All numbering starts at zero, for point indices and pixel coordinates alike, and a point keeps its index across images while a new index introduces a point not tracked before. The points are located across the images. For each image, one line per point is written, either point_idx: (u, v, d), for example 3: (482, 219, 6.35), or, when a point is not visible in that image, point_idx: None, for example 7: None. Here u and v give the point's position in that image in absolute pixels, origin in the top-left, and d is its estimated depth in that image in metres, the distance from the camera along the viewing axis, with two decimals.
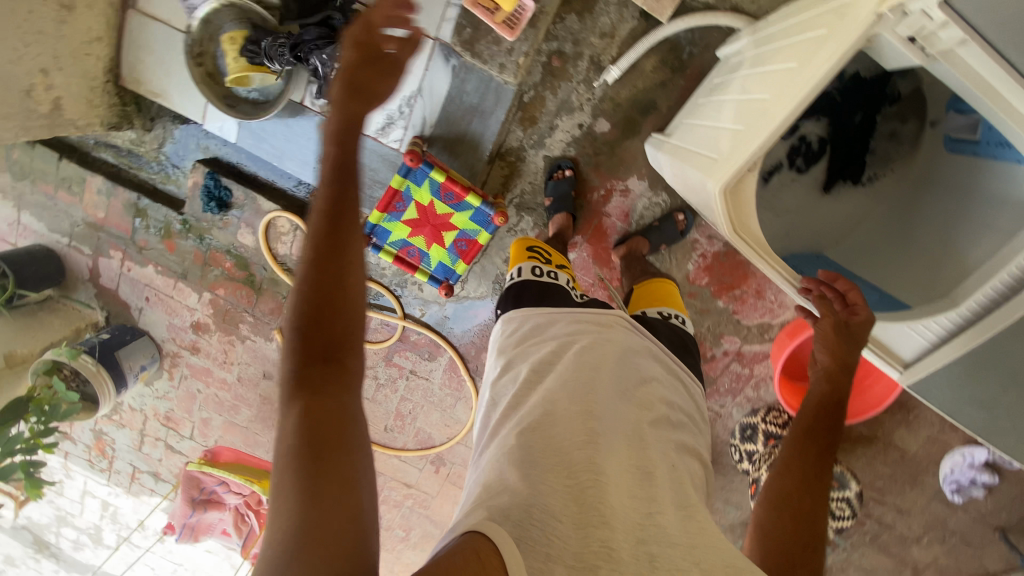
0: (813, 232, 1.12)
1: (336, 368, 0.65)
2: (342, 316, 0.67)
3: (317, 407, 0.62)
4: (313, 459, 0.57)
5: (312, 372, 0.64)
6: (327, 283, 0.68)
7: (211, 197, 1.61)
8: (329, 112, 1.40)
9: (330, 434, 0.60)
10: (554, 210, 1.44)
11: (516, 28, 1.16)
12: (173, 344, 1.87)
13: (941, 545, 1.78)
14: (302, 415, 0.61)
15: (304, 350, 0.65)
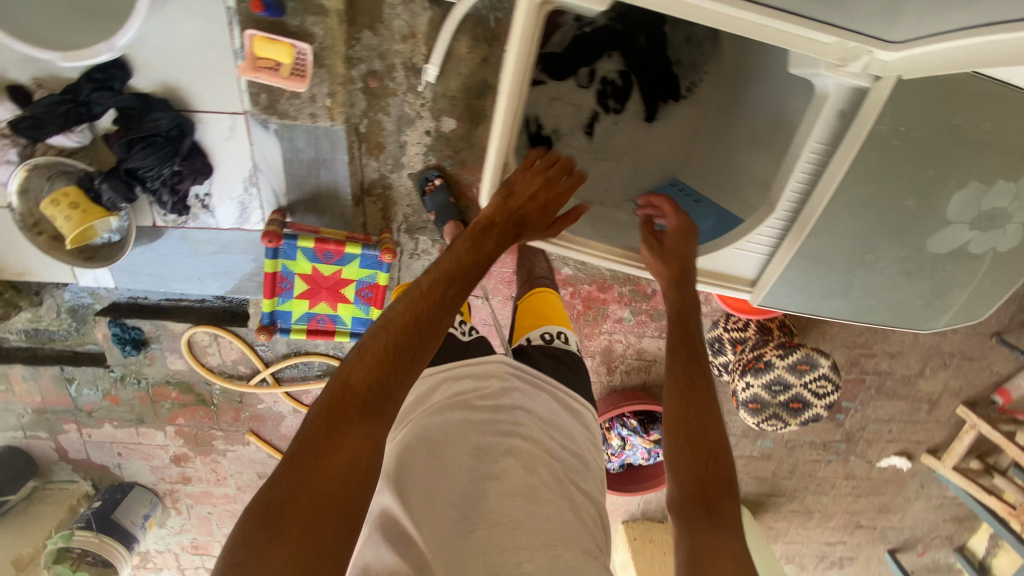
0: (653, 165, 1.17)
1: (380, 421, 0.67)
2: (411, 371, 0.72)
3: (331, 450, 0.62)
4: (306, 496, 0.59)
5: (357, 405, 0.66)
6: (422, 330, 0.74)
7: (125, 342, 1.57)
8: (185, 222, 1.36)
9: (342, 475, 0.61)
10: (441, 223, 1.39)
11: (306, 73, 1.11)
12: (165, 482, 1.87)
13: (944, 370, 1.79)
14: (316, 453, 0.62)
15: (370, 379, 0.68)
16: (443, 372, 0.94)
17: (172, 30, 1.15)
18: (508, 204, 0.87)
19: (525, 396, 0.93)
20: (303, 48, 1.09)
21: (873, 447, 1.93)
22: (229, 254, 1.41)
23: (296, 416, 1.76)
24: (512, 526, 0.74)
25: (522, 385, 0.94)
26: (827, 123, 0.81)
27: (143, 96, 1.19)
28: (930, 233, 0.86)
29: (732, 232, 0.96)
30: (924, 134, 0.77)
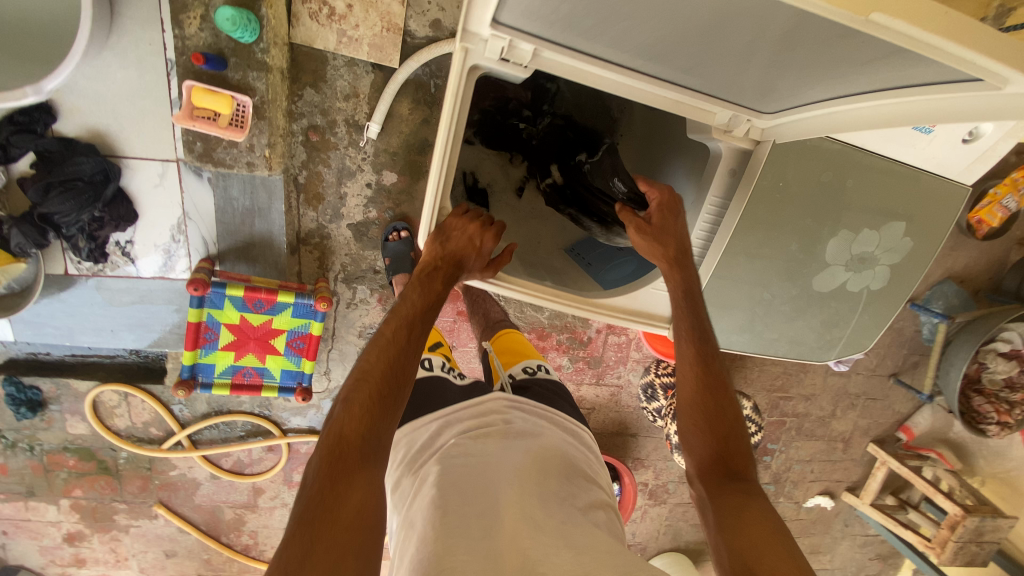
0: None
1: (372, 469, 0.63)
2: (389, 418, 0.69)
3: (336, 502, 0.59)
4: (334, 549, 0.55)
5: (355, 456, 0.63)
6: (394, 373, 0.72)
7: (19, 403, 1.40)
8: (102, 270, 1.28)
9: (359, 524, 0.58)
10: (391, 272, 1.39)
11: (245, 124, 1.11)
12: (55, 566, 1.63)
13: (854, 412, 1.94)
14: (327, 517, 0.57)
15: (354, 432, 0.65)
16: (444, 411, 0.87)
17: (104, 76, 1.13)
18: (447, 247, 0.85)
19: (527, 418, 0.86)
20: (243, 101, 1.09)
21: (799, 487, 2.02)
22: (149, 304, 1.33)
23: (214, 483, 1.61)
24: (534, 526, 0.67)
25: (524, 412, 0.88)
26: (718, 178, 0.87)
27: (67, 140, 1.14)
28: (812, 274, 0.91)
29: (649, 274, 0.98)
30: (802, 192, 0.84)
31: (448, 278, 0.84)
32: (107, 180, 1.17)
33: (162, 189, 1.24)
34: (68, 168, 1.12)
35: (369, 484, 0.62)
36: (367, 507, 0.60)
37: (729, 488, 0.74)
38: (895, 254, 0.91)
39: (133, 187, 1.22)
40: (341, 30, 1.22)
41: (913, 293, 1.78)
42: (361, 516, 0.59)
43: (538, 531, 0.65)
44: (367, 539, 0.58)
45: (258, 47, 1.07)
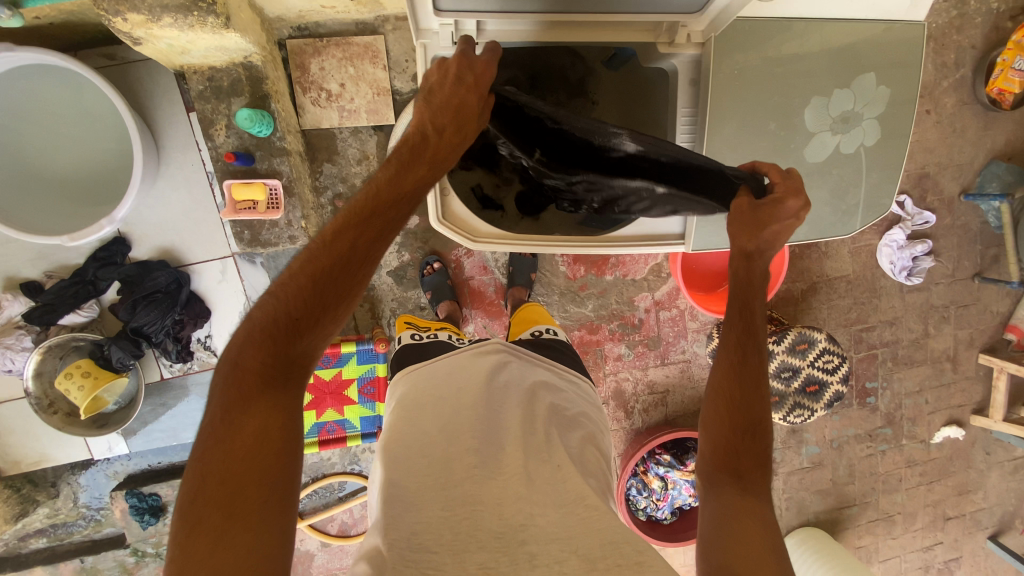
0: None
1: (285, 390, 0.65)
2: (313, 335, 0.67)
3: (236, 429, 0.61)
4: (236, 476, 0.59)
5: (266, 380, 0.64)
6: (330, 284, 0.68)
7: (143, 511, 1.55)
8: (190, 367, 1.45)
9: (268, 451, 0.61)
10: (435, 303, 1.49)
11: (279, 204, 1.27)
12: None
13: (949, 325, 1.80)
14: (228, 444, 0.61)
15: (264, 356, 0.64)
16: (441, 359, 0.99)
17: (161, 200, 1.34)
18: (434, 104, 0.76)
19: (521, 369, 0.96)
20: (274, 184, 1.26)
21: (919, 424, 1.85)
22: None
23: (325, 552, 1.68)
24: (524, 489, 0.75)
25: (518, 364, 0.97)
26: (683, 91, 0.97)
27: (142, 263, 1.34)
28: (802, 147, 0.96)
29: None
30: (776, 72, 0.92)
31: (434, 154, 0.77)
32: (179, 282, 1.35)
33: (226, 283, 1.41)
34: (145, 282, 1.31)
35: (281, 410, 0.64)
36: (275, 434, 0.62)
37: (733, 490, 0.76)
38: (878, 104, 0.96)
39: (200, 286, 1.40)
40: (341, 106, 1.40)
41: (964, 185, 1.70)
42: (272, 449, 0.62)
43: (529, 493, 0.73)
44: (271, 472, 0.61)
45: (275, 136, 1.25)
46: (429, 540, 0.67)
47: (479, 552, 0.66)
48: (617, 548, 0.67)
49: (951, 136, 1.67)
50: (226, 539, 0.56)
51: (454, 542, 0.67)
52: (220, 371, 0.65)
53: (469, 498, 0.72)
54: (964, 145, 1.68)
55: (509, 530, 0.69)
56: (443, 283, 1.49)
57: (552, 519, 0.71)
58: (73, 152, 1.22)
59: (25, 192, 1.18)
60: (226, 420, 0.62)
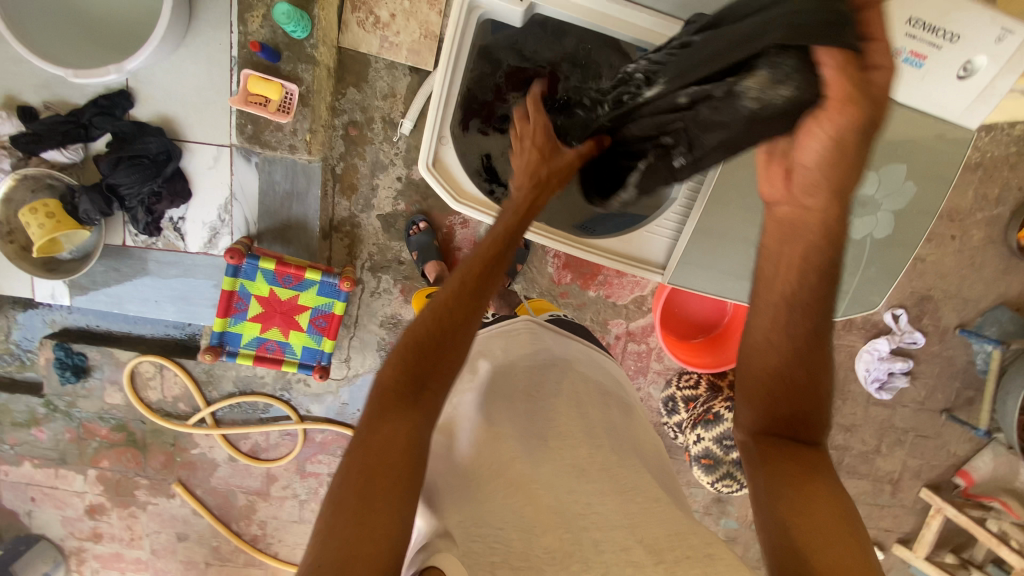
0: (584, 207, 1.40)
1: (422, 399, 0.68)
2: (455, 342, 0.72)
3: (375, 433, 0.65)
4: (372, 485, 0.61)
5: (402, 395, 0.68)
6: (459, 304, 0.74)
7: (64, 368, 1.52)
8: (154, 243, 1.41)
9: (394, 460, 0.63)
10: (421, 263, 1.45)
11: (290, 110, 1.25)
12: (75, 539, 1.70)
13: (902, 449, 1.78)
14: (370, 449, 0.64)
15: (399, 371, 0.70)
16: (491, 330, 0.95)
17: (177, 68, 1.30)
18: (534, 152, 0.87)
19: (559, 341, 0.96)
20: (291, 89, 1.23)
21: None
22: (191, 278, 1.45)
23: (230, 466, 1.65)
24: (575, 471, 0.70)
25: (548, 336, 0.95)
26: None
27: (139, 123, 1.29)
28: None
29: (642, 220, 1.03)
30: None
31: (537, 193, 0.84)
32: (171, 156, 1.31)
33: (220, 175, 1.38)
34: (137, 145, 1.27)
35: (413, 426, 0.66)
36: (404, 445, 0.64)
37: (788, 467, 0.70)
38: (896, 199, 0.97)
39: (190, 167, 1.36)
40: (384, 36, 1.36)
41: (963, 319, 1.68)
42: (401, 460, 0.63)
43: (579, 479, 0.69)
44: (400, 468, 0.63)
45: (308, 42, 1.22)
46: (484, 525, 0.62)
47: (543, 535, 0.60)
48: (682, 537, 0.61)
49: (967, 268, 1.65)
50: (365, 533, 0.57)
51: (520, 521, 0.62)
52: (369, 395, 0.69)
53: (532, 487, 0.66)
54: (977, 281, 1.66)
55: (570, 513, 0.64)
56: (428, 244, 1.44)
57: (613, 508, 0.65)
58: None
59: (54, 17, 1.14)
60: (366, 432, 0.65)
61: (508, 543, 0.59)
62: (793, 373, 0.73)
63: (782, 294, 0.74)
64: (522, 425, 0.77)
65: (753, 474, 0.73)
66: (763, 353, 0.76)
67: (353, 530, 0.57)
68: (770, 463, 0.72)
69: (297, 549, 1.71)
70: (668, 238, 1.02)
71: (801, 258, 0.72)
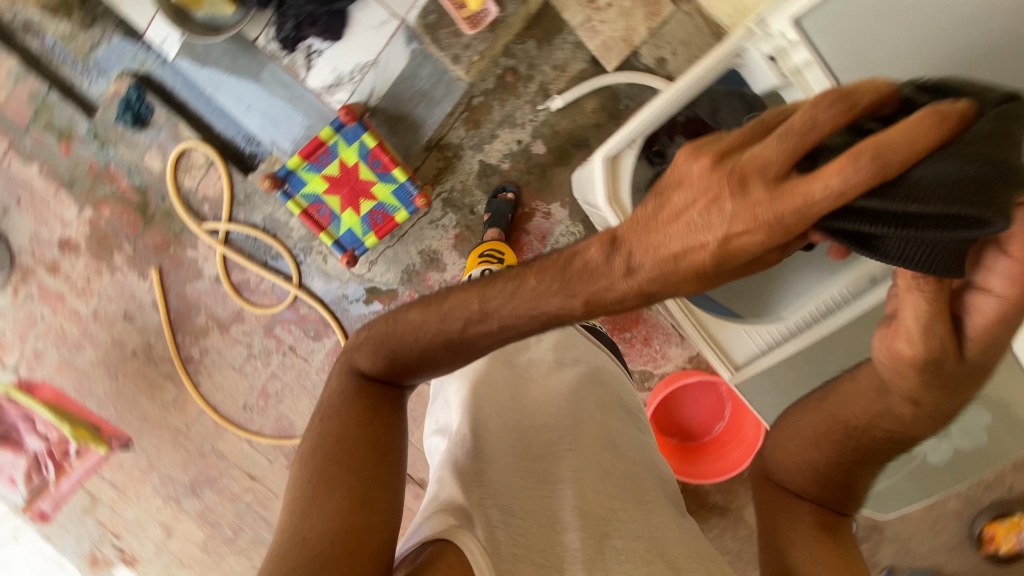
0: None
1: (386, 402, 0.77)
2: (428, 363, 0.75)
3: (352, 428, 0.73)
4: (350, 469, 0.70)
5: (375, 395, 0.77)
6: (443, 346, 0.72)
7: (127, 109, 1.52)
8: (280, 57, 1.40)
9: (367, 447, 0.72)
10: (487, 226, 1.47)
11: (477, 29, 1.29)
12: (31, 258, 1.66)
13: None
14: (344, 436, 0.73)
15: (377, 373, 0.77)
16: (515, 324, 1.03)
17: None
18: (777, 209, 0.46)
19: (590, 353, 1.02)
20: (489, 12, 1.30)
21: None
22: (290, 107, 1.44)
23: (211, 285, 1.64)
24: (603, 467, 0.79)
25: (582, 345, 1.02)
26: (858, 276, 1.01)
27: None
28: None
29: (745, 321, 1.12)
30: None
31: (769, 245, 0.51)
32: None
33: (375, 39, 1.37)
34: None
35: (383, 425, 0.75)
36: (375, 443, 0.73)
37: (815, 527, 0.76)
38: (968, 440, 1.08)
39: (354, 13, 1.35)
40: (589, 17, 1.38)
41: (893, 563, 1.72)
42: (382, 452, 0.73)
43: (602, 482, 0.76)
44: (375, 456, 0.72)
45: None
46: (505, 505, 0.69)
47: (565, 533, 0.67)
48: (701, 563, 0.71)
49: (926, 526, 1.69)
50: (359, 508, 0.67)
51: (541, 517, 0.69)
52: (360, 405, 0.75)
53: (557, 484, 0.74)
54: (927, 541, 1.69)
55: (596, 515, 0.71)
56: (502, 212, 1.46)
57: (633, 517, 0.73)
58: None
59: None
60: (346, 419, 0.74)
61: (526, 533, 0.66)
62: (831, 466, 0.75)
63: (843, 422, 0.74)
64: (539, 426, 0.84)
65: (758, 513, 0.83)
66: (806, 447, 0.78)
67: (350, 494, 0.68)
68: (776, 514, 0.80)
69: (218, 390, 1.70)
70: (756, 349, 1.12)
71: (880, 414, 0.70)
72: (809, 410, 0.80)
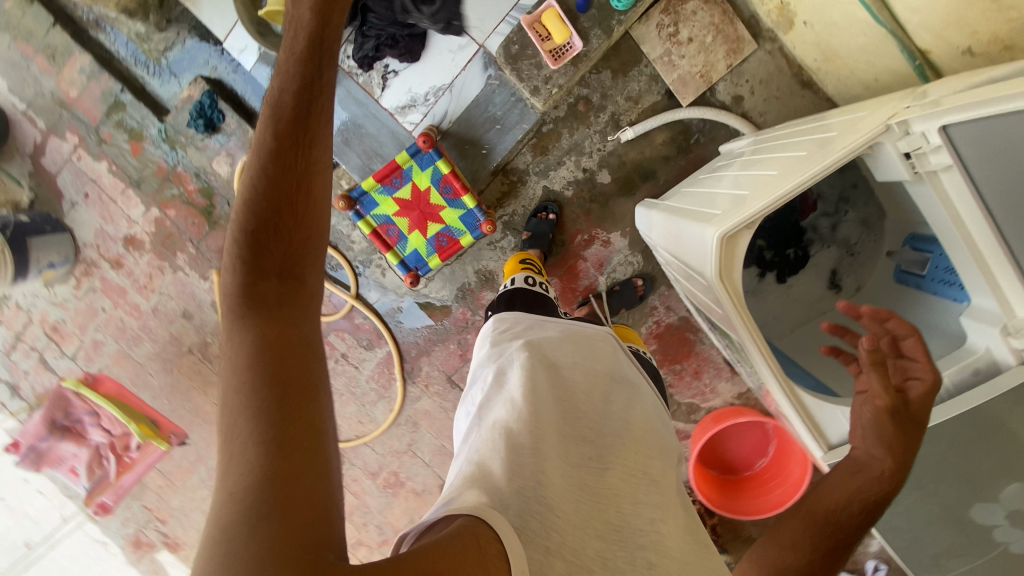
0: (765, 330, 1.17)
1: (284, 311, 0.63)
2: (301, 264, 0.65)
3: (277, 353, 0.59)
4: (278, 392, 0.56)
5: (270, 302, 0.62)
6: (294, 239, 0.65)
7: (201, 115, 1.53)
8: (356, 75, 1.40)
9: (292, 362, 0.59)
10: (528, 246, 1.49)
11: (559, 61, 1.29)
12: (95, 252, 1.70)
13: None
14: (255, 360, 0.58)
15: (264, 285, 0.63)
16: (553, 321, 0.97)
17: None
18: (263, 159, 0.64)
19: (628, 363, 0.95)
20: (575, 44, 1.28)
21: None
22: (361, 125, 1.44)
23: None
24: (641, 481, 0.75)
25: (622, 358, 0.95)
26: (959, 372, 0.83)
27: None
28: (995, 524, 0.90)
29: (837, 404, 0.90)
30: None
31: (295, 131, 0.64)
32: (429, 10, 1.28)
33: (452, 66, 1.37)
34: None
35: (304, 351, 0.61)
36: (292, 359, 0.60)
37: None
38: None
39: (435, 36, 1.35)
40: (668, 50, 1.37)
41: None
42: (307, 382, 0.59)
43: (637, 494, 0.72)
44: (300, 376, 0.59)
45: (618, 17, 1.29)
46: (534, 495, 0.63)
47: (596, 540, 0.63)
48: None
49: None
50: (295, 449, 0.54)
51: (570, 517, 0.64)
52: (250, 339, 0.60)
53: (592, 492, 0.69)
54: None
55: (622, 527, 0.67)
56: (544, 233, 1.47)
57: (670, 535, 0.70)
58: None
59: None
60: (270, 350, 0.59)
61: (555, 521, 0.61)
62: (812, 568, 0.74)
63: (811, 524, 0.77)
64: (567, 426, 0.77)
65: None
66: (783, 551, 0.76)
67: (279, 436, 0.54)
68: None
69: None
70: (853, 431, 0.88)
71: (859, 490, 0.77)
72: (786, 520, 0.80)
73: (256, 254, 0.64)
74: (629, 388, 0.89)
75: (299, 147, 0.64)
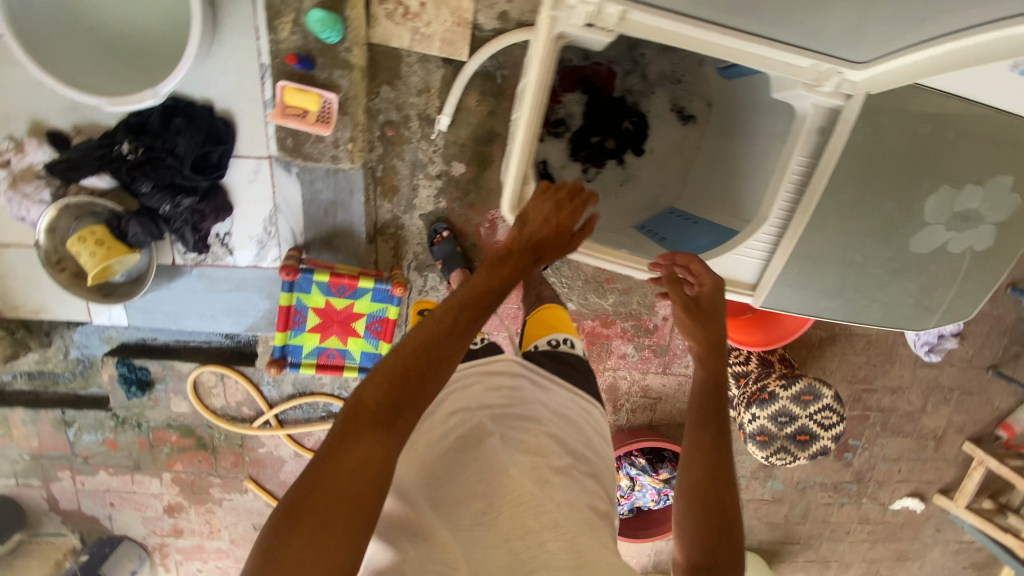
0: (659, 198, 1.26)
1: (390, 432, 0.70)
2: (423, 387, 0.75)
3: (343, 454, 0.67)
4: (317, 511, 0.61)
5: (379, 415, 0.71)
6: (426, 359, 0.77)
7: (130, 383, 1.57)
8: (204, 259, 1.42)
9: (356, 489, 0.64)
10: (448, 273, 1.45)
11: (331, 120, 1.21)
12: (157, 536, 1.80)
13: (946, 407, 1.80)
14: (330, 467, 0.65)
15: (381, 395, 0.72)
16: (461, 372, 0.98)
17: (207, 82, 1.26)
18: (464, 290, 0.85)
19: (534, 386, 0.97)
20: (330, 98, 1.19)
21: (885, 488, 1.89)
22: (242, 292, 1.46)
23: (297, 461, 1.73)
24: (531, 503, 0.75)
25: (524, 383, 0.97)
26: (812, 140, 0.92)
27: (162, 122, 1.24)
28: (910, 234, 0.95)
29: (732, 239, 1.00)
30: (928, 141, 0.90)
31: (467, 316, 0.82)
32: (195, 166, 1.27)
33: (264, 189, 1.36)
34: (163, 154, 1.24)
35: (368, 457, 0.67)
36: (367, 476, 0.66)
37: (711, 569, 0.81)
38: (1002, 211, 0.95)
39: (229, 178, 1.34)
40: (415, 27, 1.29)
41: (1014, 278, 1.65)
42: (363, 505, 0.64)
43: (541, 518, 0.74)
44: (367, 499, 0.64)
45: (342, 46, 1.17)
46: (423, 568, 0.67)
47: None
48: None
49: None
50: (320, 553, 0.58)
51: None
52: (333, 442, 0.68)
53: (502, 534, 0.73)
54: None
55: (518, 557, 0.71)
56: (452, 252, 1.43)
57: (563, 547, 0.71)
58: (119, 9, 1.13)
59: (68, 41, 1.09)
60: (333, 456, 0.67)
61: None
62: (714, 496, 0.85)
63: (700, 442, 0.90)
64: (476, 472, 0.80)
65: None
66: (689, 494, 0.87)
67: (295, 543, 0.59)
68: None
69: None
70: (760, 257, 1.00)
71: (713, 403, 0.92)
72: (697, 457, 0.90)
73: (390, 364, 0.76)
74: (526, 415, 0.91)
75: (474, 305, 0.83)
